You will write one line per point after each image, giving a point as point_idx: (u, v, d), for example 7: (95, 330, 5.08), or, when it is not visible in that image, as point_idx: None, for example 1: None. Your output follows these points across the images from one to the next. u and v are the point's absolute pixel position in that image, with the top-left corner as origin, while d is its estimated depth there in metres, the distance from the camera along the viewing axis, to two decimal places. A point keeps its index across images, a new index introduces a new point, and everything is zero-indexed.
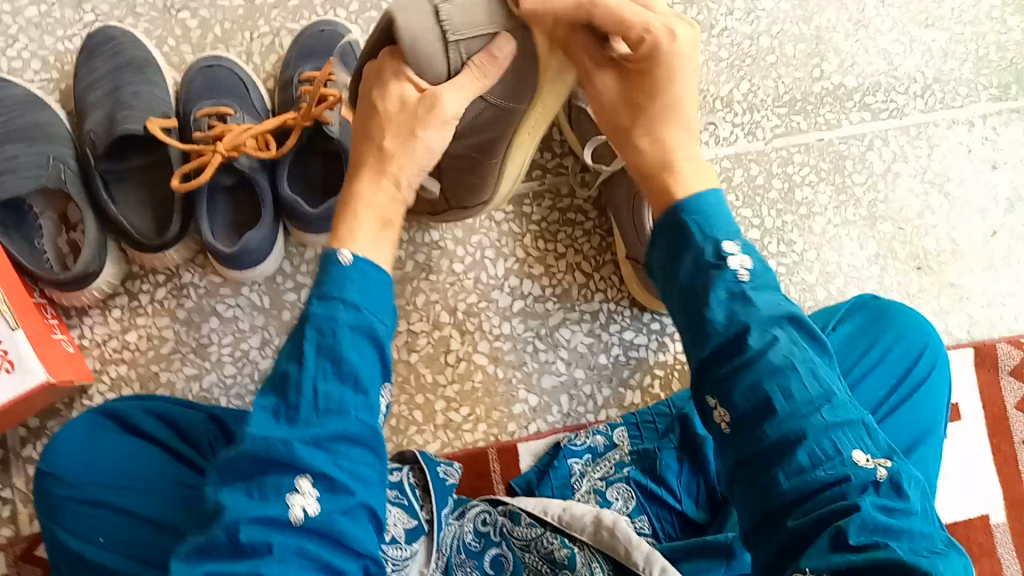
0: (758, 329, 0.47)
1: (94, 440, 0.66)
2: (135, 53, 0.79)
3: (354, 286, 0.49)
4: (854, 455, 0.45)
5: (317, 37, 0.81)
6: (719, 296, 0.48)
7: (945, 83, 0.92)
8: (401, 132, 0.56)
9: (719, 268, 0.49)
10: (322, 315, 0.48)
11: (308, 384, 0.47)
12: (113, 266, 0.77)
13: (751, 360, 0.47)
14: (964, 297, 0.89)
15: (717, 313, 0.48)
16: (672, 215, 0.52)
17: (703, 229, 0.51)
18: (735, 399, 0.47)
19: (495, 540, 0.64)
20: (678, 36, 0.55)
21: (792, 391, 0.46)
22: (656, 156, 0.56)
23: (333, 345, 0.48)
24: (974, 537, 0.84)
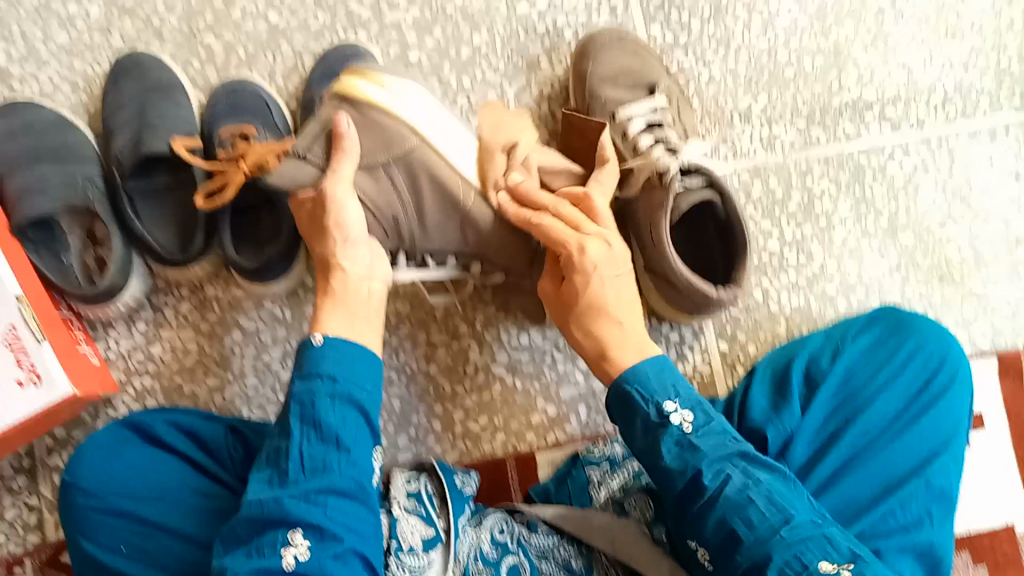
0: (709, 469, 0.56)
1: (118, 450, 0.66)
2: (161, 76, 0.81)
3: (329, 361, 0.57)
4: (819, 566, 0.52)
5: (338, 59, 0.83)
6: (669, 447, 0.57)
7: (966, 94, 0.92)
8: (321, 236, 0.64)
9: (664, 427, 0.58)
10: (304, 391, 0.56)
11: (294, 452, 0.55)
12: (139, 281, 0.78)
13: (710, 497, 0.56)
14: (989, 308, 0.88)
15: (670, 460, 0.57)
16: (618, 387, 0.61)
17: (643, 394, 0.59)
18: (705, 532, 0.56)
19: (512, 549, 0.63)
20: (597, 259, 0.64)
21: (750, 515, 0.55)
22: (591, 343, 0.65)
23: (313, 413, 0.56)
24: (999, 546, 0.82)
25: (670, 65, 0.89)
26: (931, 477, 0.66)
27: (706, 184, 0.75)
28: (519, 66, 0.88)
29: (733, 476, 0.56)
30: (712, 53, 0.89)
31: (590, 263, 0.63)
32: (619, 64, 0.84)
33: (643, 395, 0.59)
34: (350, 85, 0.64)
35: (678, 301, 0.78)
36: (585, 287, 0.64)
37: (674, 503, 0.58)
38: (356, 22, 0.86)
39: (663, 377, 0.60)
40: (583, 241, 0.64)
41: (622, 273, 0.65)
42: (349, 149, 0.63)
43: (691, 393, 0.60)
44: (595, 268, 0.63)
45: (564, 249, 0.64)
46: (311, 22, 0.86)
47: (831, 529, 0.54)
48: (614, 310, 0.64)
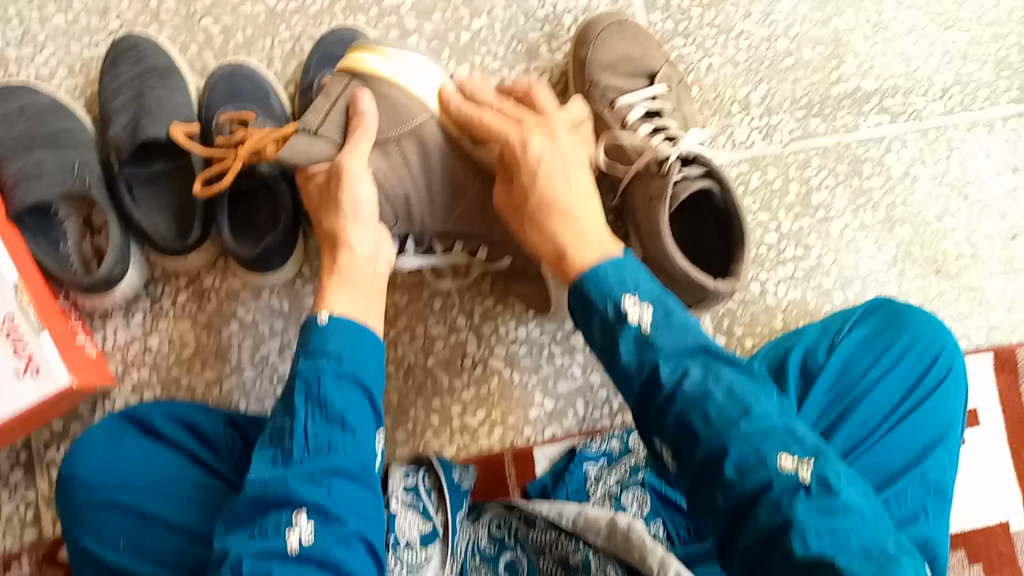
0: (668, 364, 0.53)
1: (114, 444, 0.67)
2: (158, 59, 0.80)
3: (335, 338, 0.57)
4: (777, 462, 0.49)
5: (335, 44, 0.82)
6: (628, 345, 0.54)
7: (966, 85, 0.92)
8: (331, 208, 0.63)
9: (621, 322, 0.54)
10: (308, 370, 0.55)
11: (298, 429, 0.54)
12: (137, 270, 0.78)
13: (669, 395, 0.52)
14: (983, 302, 0.89)
15: (628, 355, 0.54)
16: (573, 287, 0.57)
17: (601, 290, 0.56)
18: (668, 427, 0.52)
19: (509, 544, 0.67)
20: (545, 147, 0.63)
21: (709, 409, 0.51)
22: (547, 244, 0.62)
23: (320, 391, 0.54)
24: (994, 544, 0.83)
25: (670, 52, 0.88)
26: (924, 472, 0.67)
27: (703, 174, 0.75)
28: (519, 52, 0.87)
29: (694, 372, 0.53)
30: (714, 41, 0.89)
31: (534, 157, 0.62)
32: (620, 52, 0.83)
33: (598, 287, 0.56)
34: (356, 60, 0.65)
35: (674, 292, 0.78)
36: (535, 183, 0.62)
37: (634, 401, 0.55)
38: (354, 5, 0.85)
39: (630, 273, 0.57)
40: (526, 133, 0.63)
41: (573, 167, 0.64)
42: (367, 126, 0.63)
43: (652, 284, 0.56)
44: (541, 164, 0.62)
45: (509, 145, 0.63)
46: (309, 4, 0.85)
47: (796, 427, 0.51)
48: (569, 204, 0.62)
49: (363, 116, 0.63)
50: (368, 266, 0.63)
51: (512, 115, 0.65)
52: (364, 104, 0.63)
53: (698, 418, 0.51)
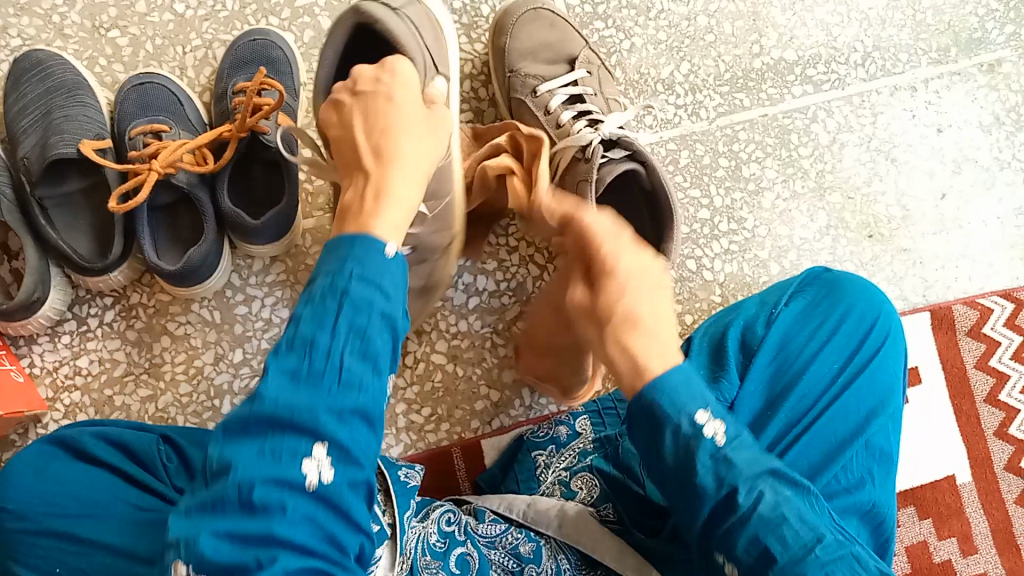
0: (744, 487, 0.47)
1: (44, 467, 0.66)
2: (65, 75, 0.78)
3: (388, 275, 0.48)
4: None
5: (248, 47, 0.80)
6: (703, 461, 0.48)
7: (886, 51, 0.93)
8: (421, 133, 0.58)
9: (694, 438, 0.48)
10: (360, 294, 0.46)
11: (334, 355, 0.45)
12: (59, 292, 0.77)
13: (742, 517, 0.47)
14: (917, 262, 0.90)
15: (703, 476, 0.48)
16: (636, 402, 0.51)
17: (670, 403, 0.49)
18: (737, 554, 0.47)
19: (460, 539, 0.64)
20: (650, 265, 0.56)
21: (785, 532, 0.46)
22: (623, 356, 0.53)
23: (362, 322, 0.46)
24: (942, 498, 0.85)
25: (591, 36, 0.88)
26: (868, 439, 0.68)
27: (628, 157, 0.75)
28: None
29: (758, 497, 0.47)
30: (633, 22, 0.89)
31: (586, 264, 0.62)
32: (541, 40, 0.83)
33: (670, 407, 0.49)
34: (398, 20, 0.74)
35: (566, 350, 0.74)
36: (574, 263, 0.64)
37: (697, 529, 0.49)
38: (266, 7, 0.84)
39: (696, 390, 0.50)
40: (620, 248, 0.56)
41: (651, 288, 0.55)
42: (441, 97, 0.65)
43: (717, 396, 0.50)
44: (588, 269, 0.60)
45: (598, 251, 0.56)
46: (219, 9, 0.83)
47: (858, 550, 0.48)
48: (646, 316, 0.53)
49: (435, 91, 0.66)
50: (413, 192, 0.54)
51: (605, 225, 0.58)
52: (437, 86, 0.67)
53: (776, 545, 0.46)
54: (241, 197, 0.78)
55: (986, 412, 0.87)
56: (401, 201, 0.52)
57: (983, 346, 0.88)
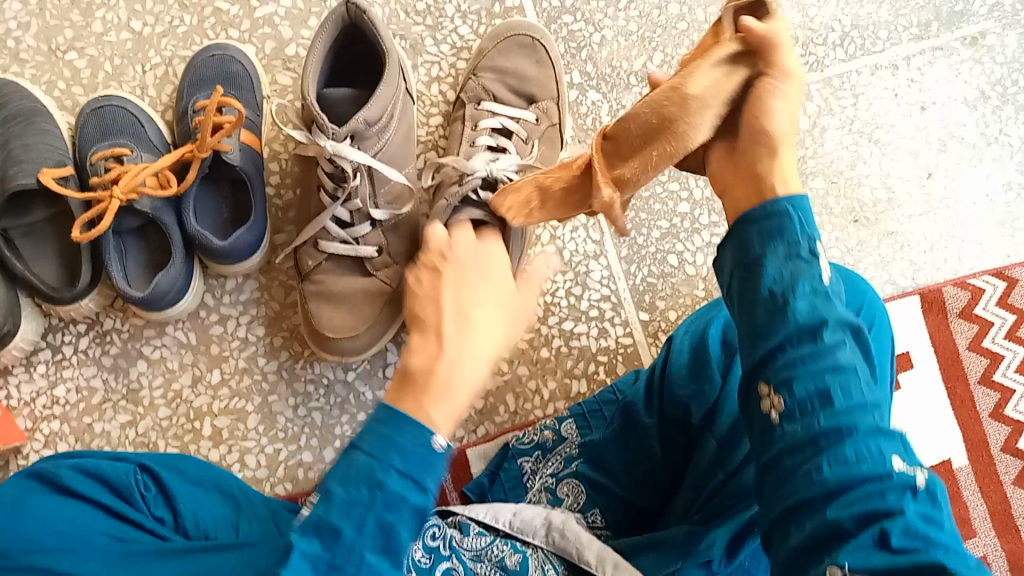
0: (832, 327, 0.40)
1: (22, 500, 0.62)
2: (21, 102, 0.76)
3: (428, 471, 0.43)
4: (897, 458, 0.38)
5: (208, 63, 0.79)
6: (804, 293, 0.41)
7: (864, 29, 0.90)
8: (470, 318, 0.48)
9: (808, 264, 0.42)
10: (394, 488, 0.41)
11: (355, 551, 0.41)
12: (30, 322, 0.76)
13: (807, 357, 0.40)
14: (905, 244, 0.88)
15: (799, 304, 0.41)
16: (748, 216, 0.45)
17: (799, 225, 0.43)
18: (794, 389, 0.39)
19: (446, 553, 0.62)
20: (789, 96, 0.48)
21: (845, 383, 0.39)
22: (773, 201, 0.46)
23: (392, 519, 0.41)
24: (938, 483, 0.83)
25: (559, 31, 0.87)
26: None
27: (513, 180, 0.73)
28: (404, 47, 0.84)
29: (838, 340, 0.40)
30: (603, 14, 0.87)
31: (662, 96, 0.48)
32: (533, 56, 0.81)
33: (786, 231, 0.43)
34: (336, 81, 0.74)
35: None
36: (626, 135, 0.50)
37: (767, 348, 0.41)
38: (225, 20, 0.82)
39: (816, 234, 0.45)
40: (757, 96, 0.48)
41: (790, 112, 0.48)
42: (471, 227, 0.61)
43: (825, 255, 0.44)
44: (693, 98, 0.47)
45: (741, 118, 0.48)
46: (178, 25, 0.82)
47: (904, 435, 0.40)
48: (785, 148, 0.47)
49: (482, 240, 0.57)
50: (479, 374, 0.47)
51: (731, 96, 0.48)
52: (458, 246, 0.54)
53: (839, 390, 0.39)
54: (208, 216, 0.77)
55: (981, 394, 0.85)
56: (463, 387, 0.46)
57: (975, 327, 0.86)
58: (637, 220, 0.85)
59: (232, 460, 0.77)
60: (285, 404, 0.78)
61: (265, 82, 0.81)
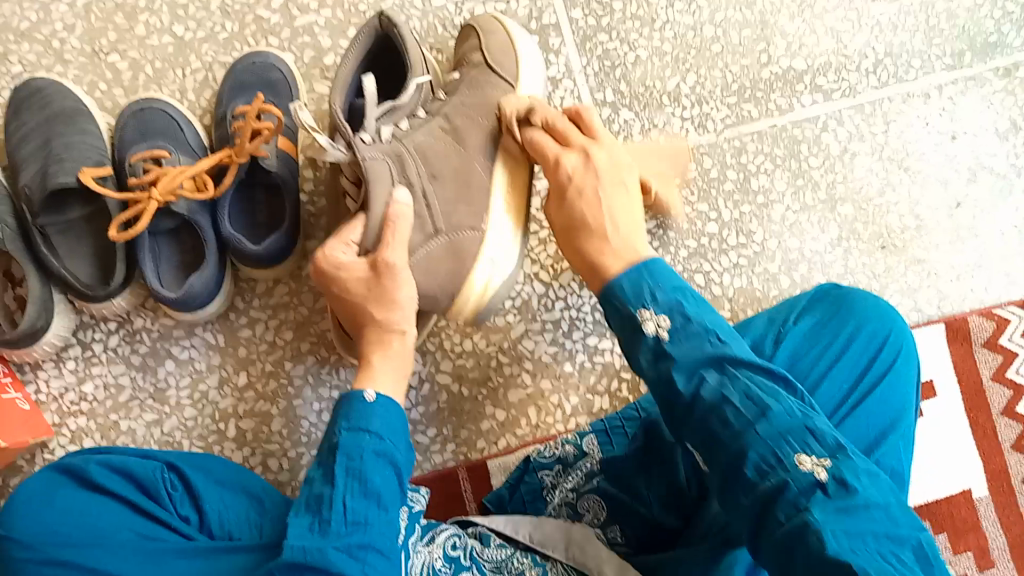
0: (685, 372, 0.50)
1: (51, 496, 0.63)
2: (63, 102, 0.78)
3: (378, 418, 0.58)
4: (795, 460, 0.44)
5: (248, 70, 0.80)
6: (647, 357, 0.52)
7: (898, 57, 0.91)
8: (382, 303, 0.65)
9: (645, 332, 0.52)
10: (351, 443, 0.56)
11: (338, 500, 0.53)
12: (63, 318, 0.77)
13: (689, 405, 0.49)
14: (932, 273, 0.88)
15: (646, 362, 0.52)
16: (606, 290, 0.56)
17: (632, 296, 0.54)
18: (692, 427, 0.49)
19: (466, 564, 0.63)
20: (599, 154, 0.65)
21: (730, 412, 0.47)
22: (592, 256, 0.60)
23: (359, 467, 0.55)
24: (958, 513, 0.83)
25: (595, 49, 0.87)
26: (879, 459, 0.62)
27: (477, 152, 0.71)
28: (439, 60, 0.85)
29: (693, 382, 0.49)
30: (638, 34, 0.88)
31: (570, 176, 0.64)
32: (506, 46, 0.76)
33: (632, 293, 0.54)
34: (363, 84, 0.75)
35: (433, 264, 0.68)
36: (587, 205, 0.63)
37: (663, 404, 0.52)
38: (265, 28, 0.83)
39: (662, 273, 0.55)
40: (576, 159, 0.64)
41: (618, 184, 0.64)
42: (399, 225, 0.64)
43: (670, 296, 0.53)
44: (587, 188, 0.63)
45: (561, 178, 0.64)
46: (218, 31, 0.83)
47: (817, 421, 0.46)
48: (607, 210, 0.62)
49: (397, 204, 0.64)
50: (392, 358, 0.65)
51: (595, 159, 0.64)
52: (400, 196, 0.65)
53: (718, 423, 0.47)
54: (242, 220, 0.78)
55: (1004, 425, 0.85)
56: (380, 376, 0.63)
57: (1000, 358, 0.86)
58: (666, 238, 0.85)
59: (255, 462, 0.78)
60: (309, 409, 0.79)
61: (302, 89, 0.82)
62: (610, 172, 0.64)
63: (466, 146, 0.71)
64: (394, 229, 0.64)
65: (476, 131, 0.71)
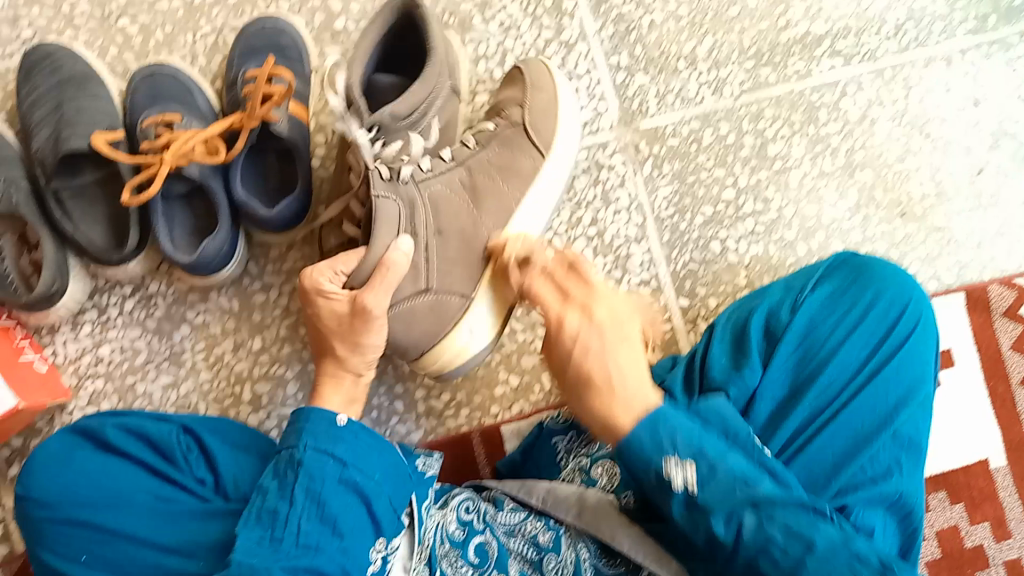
0: (722, 517, 0.49)
1: (68, 458, 0.64)
2: (74, 67, 0.78)
3: (344, 444, 0.59)
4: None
5: (257, 34, 0.79)
6: (677, 508, 0.51)
7: (919, 21, 0.89)
8: (347, 341, 0.65)
9: (671, 488, 0.51)
10: (314, 463, 0.57)
11: (292, 521, 0.56)
12: (78, 282, 0.77)
13: (733, 549, 0.50)
14: (952, 241, 0.86)
15: (676, 510, 0.51)
16: (619, 447, 0.53)
17: (648, 441, 0.51)
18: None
19: (479, 528, 0.62)
20: (595, 309, 0.59)
21: (775, 551, 0.48)
22: (594, 397, 0.56)
23: (318, 490, 0.56)
24: (975, 482, 0.82)
25: (609, 13, 0.86)
26: (897, 429, 0.61)
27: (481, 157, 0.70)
28: (452, 25, 0.84)
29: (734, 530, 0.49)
30: None
31: (569, 337, 0.59)
32: (550, 109, 0.75)
33: (651, 448, 0.51)
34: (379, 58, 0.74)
35: (415, 316, 0.67)
36: (585, 361, 0.57)
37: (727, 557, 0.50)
38: None
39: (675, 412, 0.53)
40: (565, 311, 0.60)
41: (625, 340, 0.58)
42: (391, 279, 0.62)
43: (690, 440, 0.51)
44: (584, 347, 0.58)
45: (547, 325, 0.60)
46: None
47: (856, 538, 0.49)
48: (614, 377, 0.56)
49: (396, 251, 0.62)
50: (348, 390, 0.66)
51: (598, 323, 0.59)
52: (404, 245, 0.63)
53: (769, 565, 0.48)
54: (254, 184, 0.77)
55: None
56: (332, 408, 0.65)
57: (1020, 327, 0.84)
58: (681, 204, 0.84)
59: (271, 425, 0.78)
60: None
61: (313, 54, 0.82)
62: (612, 325, 0.58)
63: (480, 205, 0.70)
64: (385, 279, 0.62)
65: (491, 195, 0.71)
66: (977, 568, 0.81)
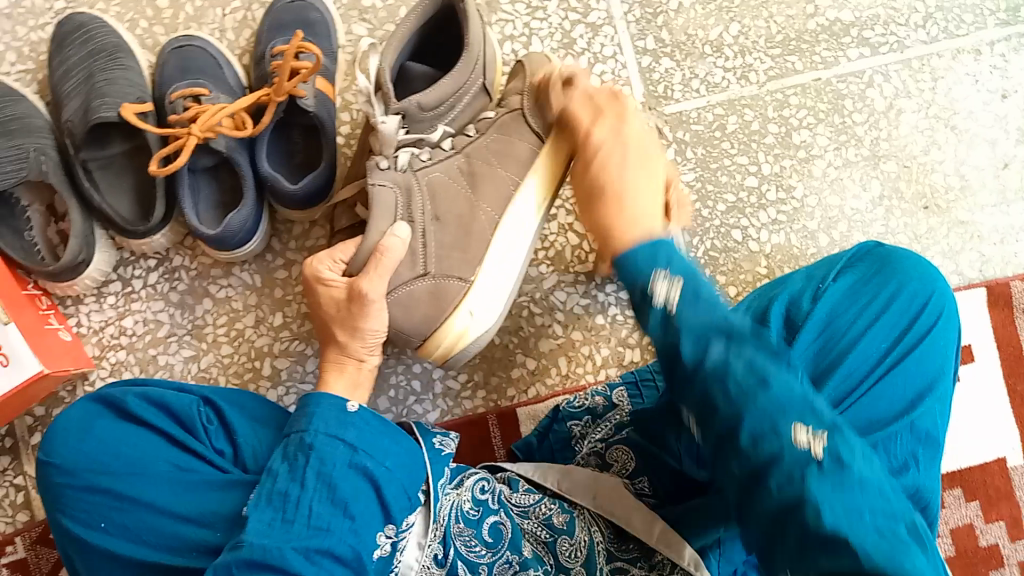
0: (690, 337, 0.44)
1: (89, 426, 0.65)
2: (106, 38, 0.78)
3: (355, 430, 0.59)
4: (791, 431, 0.41)
5: (287, 9, 0.79)
6: (654, 322, 0.46)
7: (949, 11, 0.88)
8: (348, 328, 0.65)
9: (645, 303, 0.46)
10: (325, 448, 0.58)
11: (303, 504, 0.56)
12: (103, 253, 0.78)
13: (692, 371, 0.44)
14: (975, 235, 0.86)
15: (652, 326, 0.46)
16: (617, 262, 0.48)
17: (642, 260, 0.47)
18: (709, 416, 0.43)
19: (493, 508, 0.62)
20: (626, 120, 0.60)
21: (728, 380, 0.42)
22: (602, 198, 0.55)
23: (329, 473, 0.57)
24: (991, 481, 0.82)
25: None
26: (914, 421, 0.61)
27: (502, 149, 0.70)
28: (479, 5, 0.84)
29: (697, 352, 0.44)
30: None
31: (595, 144, 0.59)
32: None
33: (643, 262, 0.47)
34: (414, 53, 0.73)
35: (415, 300, 0.67)
36: (603, 167, 0.57)
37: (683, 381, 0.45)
38: None
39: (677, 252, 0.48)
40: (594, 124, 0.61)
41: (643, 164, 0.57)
42: (387, 263, 0.63)
43: (683, 268, 0.46)
44: (609, 156, 0.57)
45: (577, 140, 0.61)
46: None
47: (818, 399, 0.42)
48: (623, 187, 0.55)
49: (392, 237, 0.64)
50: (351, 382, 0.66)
51: (625, 136, 0.59)
52: (399, 230, 0.64)
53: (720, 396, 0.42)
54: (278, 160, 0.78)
55: None
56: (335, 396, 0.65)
57: None
58: (703, 191, 0.84)
59: (289, 401, 0.79)
60: None
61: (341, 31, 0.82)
62: (636, 145, 0.58)
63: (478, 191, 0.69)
64: (381, 262, 0.63)
65: (492, 185, 0.70)
66: (990, 566, 0.81)
